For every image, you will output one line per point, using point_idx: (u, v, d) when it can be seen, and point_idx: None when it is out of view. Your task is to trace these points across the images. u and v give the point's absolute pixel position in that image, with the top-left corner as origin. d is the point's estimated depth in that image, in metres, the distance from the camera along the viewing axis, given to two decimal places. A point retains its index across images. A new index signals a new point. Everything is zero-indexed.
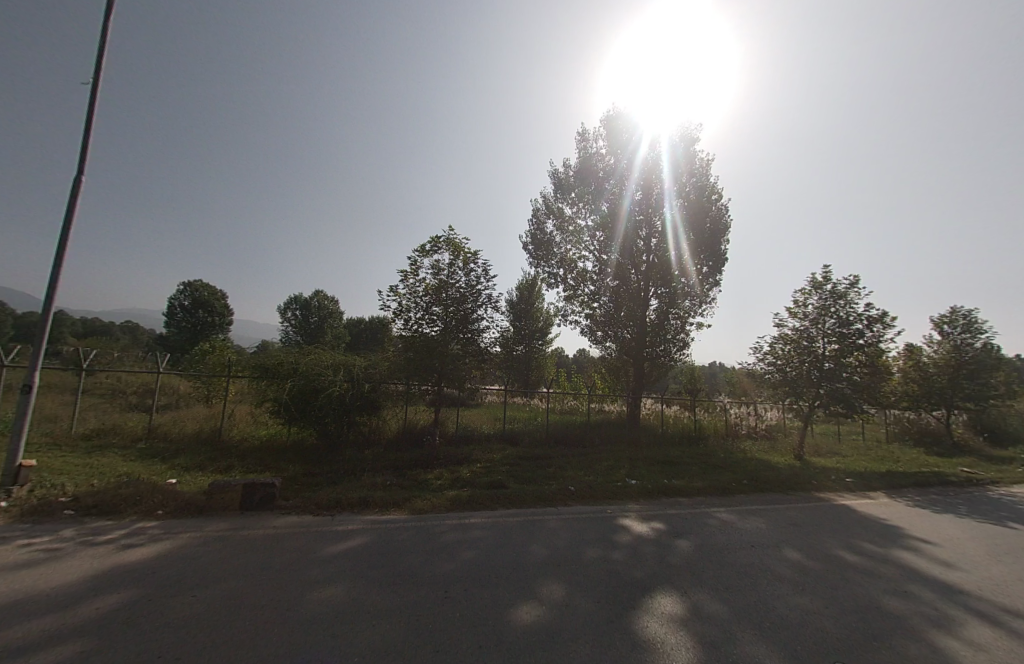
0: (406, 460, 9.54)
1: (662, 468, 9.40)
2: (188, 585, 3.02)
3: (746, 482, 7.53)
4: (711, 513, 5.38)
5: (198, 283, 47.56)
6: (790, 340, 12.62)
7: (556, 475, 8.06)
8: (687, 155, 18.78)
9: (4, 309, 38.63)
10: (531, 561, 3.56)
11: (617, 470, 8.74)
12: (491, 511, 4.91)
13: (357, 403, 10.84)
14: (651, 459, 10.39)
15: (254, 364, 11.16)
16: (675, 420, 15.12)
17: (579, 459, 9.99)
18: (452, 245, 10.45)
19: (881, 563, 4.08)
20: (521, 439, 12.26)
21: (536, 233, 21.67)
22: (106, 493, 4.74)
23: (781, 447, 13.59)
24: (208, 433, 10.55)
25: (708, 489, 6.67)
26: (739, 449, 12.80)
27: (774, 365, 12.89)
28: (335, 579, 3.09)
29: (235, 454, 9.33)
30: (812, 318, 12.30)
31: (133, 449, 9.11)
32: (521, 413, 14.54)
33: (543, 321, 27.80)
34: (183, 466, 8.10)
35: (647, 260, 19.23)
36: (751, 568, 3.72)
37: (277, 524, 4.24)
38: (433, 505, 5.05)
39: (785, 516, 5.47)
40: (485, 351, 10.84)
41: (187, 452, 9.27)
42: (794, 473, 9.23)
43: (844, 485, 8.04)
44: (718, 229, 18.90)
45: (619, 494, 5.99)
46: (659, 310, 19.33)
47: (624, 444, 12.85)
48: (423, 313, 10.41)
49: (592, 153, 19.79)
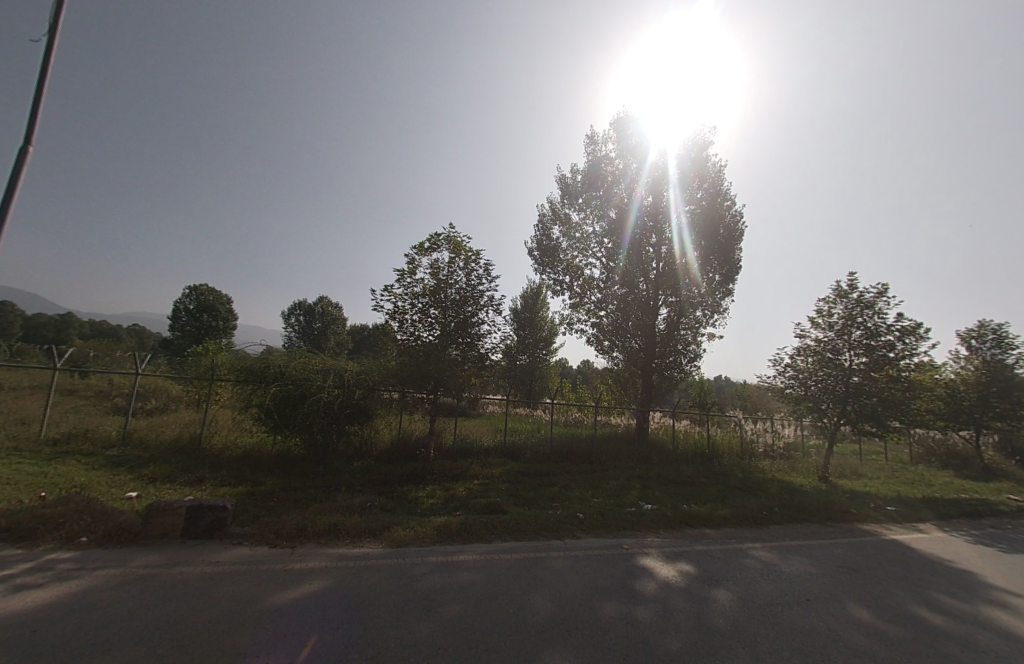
0: (398, 475, 8.74)
1: (677, 489, 8.55)
2: (74, 653, 2.26)
3: (776, 509, 6.66)
4: (746, 551, 4.56)
5: (204, 287, 47.53)
6: (812, 352, 11.74)
7: (560, 496, 7.23)
8: (700, 159, 18.11)
9: (14, 310, 38.86)
10: (532, 622, 2.76)
11: (629, 491, 7.89)
12: (485, 544, 4.12)
13: (347, 411, 10.07)
14: (664, 479, 9.53)
15: (238, 367, 10.42)
16: (686, 435, 14.25)
17: (586, 477, 9.15)
18: (452, 243, 9.77)
19: (975, 628, 3.24)
20: (523, 453, 11.40)
21: (542, 239, 21.04)
22: (24, 513, 3.97)
23: (802, 467, 12.66)
24: (187, 441, 9.80)
25: (735, 517, 5.83)
26: (756, 469, 11.92)
27: (795, 378, 12.02)
28: (270, 651, 2.31)
29: (212, 464, 8.59)
30: (837, 329, 11.44)
31: (100, 456, 8.37)
32: (523, 424, 13.69)
33: (548, 330, 27.00)
34: (150, 478, 7.36)
35: (657, 268, 18.50)
36: (815, 635, 2.90)
37: (221, 562, 3.45)
38: (416, 535, 4.24)
39: (833, 557, 4.64)
40: (486, 358, 10.08)
41: (159, 460, 8.52)
42: (824, 498, 8.34)
43: (884, 514, 7.15)
44: (732, 237, 18.11)
45: (634, 522, 5.18)
46: (669, 319, 18.55)
47: (633, 461, 11.98)
48: (419, 315, 9.67)
49: (601, 158, 19.20)
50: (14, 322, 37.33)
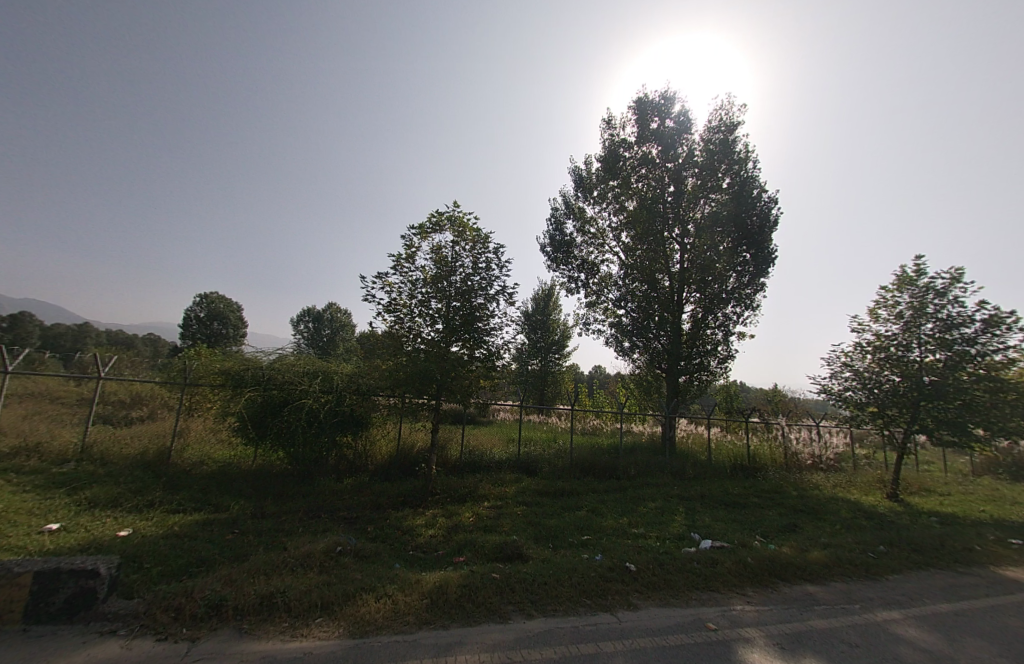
0: (392, 496, 7.35)
1: (731, 514, 7.03)
2: None
3: (878, 545, 5.09)
4: (887, 630, 3.05)
5: (214, 295, 47.29)
6: (875, 350, 10.12)
7: (592, 528, 5.78)
8: (728, 142, 16.51)
9: (33, 319, 39.16)
10: None
11: (675, 519, 6.40)
12: (497, 629, 2.65)
13: (337, 421, 8.72)
14: (710, 500, 7.99)
15: (215, 370, 9.16)
16: (721, 445, 12.67)
17: (617, 499, 7.66)
18: (457, 224, 8.40)
19: None
20: (540, 468, 9.90)
21: (555, 235, 19.69)
22: None
23: (860, 482, 10.98)
24: (154, 455, 8.50)
25: (839, 563, 4.30)
26: (809, 484, 10.28)
27: (854, 380, 10.32)
28: None
29: (175, 483, 7.29)
30: (905, 321, 9.83)
31: (42, 475, 7.11)
32: (539, 433, 12.27)
33: (561, 332, 25.52)
34: (90, 504, 6.08)
35: (680, 262, 17.15)
36: None
37: None
38: (394, 611, 2.78)
39: (1021, 640, 3.09)
40: (496, 357, 8.67)
41: (111, 479, 7.23)
42: (917, 525, 6.73)
43: (1012, 550, 5.51)
44: (765, 226, 16.42)
45: (710, 575, 3.69)
46: (694, 318, 16.99)
47: (665, 477, 10.41)
48: (419, 308, 8.28)
49: (617, 145, 17.79)
50: (33, 332, 37.05)
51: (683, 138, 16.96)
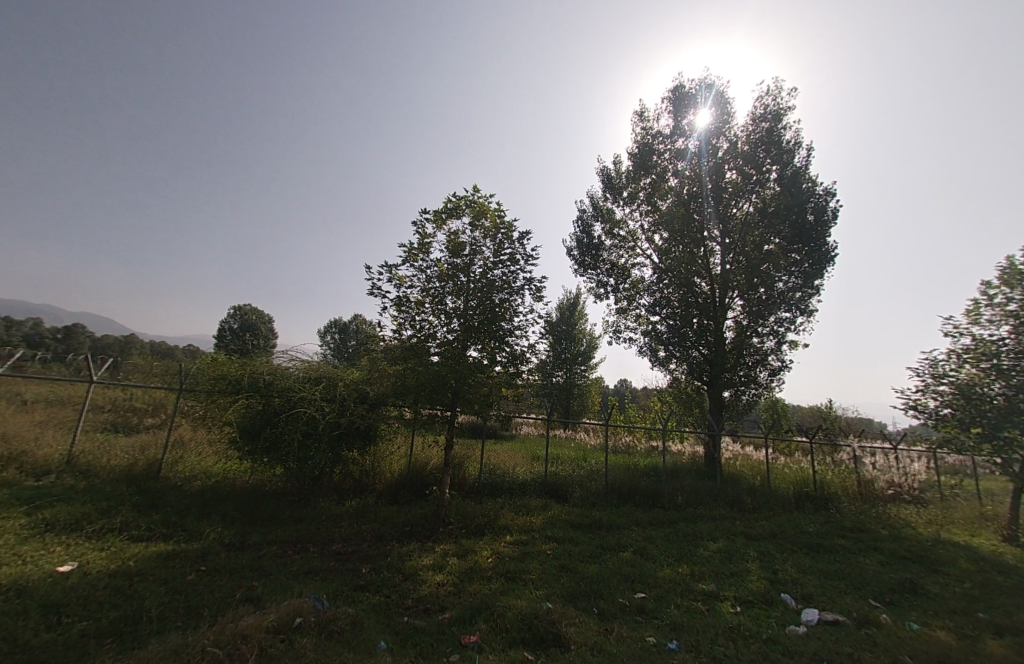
0: (399, 525, 6.19)
1: (820, 562, 5.53)
2: None
3: None
4: None
5: (249, 308, 48.43)
6: (976, 357, 8.42)
7: (645, 581, 4.42)
8: (775, 130, 14.97)
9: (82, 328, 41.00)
10: None
11: (751, 570, 4.98)
12: None
13: (338, 433, 7.67)
14: (786, 542, 6.45)
15: (211, 376, 8.22)
16: (779, 469, 11.01)
17: (668, 537, 6.26)
18: (475, 208, 7.35)
19: None
20: (570, 492, 8.58)
21: (583, 237, 18.49)
22: None
23: (959, 519, 9.07)
24: (142, 469, 7.65)
25: None
26: (897, 521, 8.53)
27: (951, 395, 8.61)
28: None
29: (154, 503, 6.37)
30: (1015, 322, 8.12)
31: (10, 489, 6.32)
32: (568, 450, 10.95)
33: (588, 343, 24.14)
34: (42, 527, 5.16)
35: (721, 264, 15.65)
36: None
37: None
38: None
39: None
40: (522, 361, 7.48)
41: (84, 496, 6.36)
42: None
43: None
44: (820, 222, 14.76)
45: None
46: (737, 325, 15.40)
47: (718, 507, 8.84)
48: (432, 305, 7.21)
49: (650, 140, 16.58)
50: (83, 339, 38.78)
51: (723, 131, 15.58)
